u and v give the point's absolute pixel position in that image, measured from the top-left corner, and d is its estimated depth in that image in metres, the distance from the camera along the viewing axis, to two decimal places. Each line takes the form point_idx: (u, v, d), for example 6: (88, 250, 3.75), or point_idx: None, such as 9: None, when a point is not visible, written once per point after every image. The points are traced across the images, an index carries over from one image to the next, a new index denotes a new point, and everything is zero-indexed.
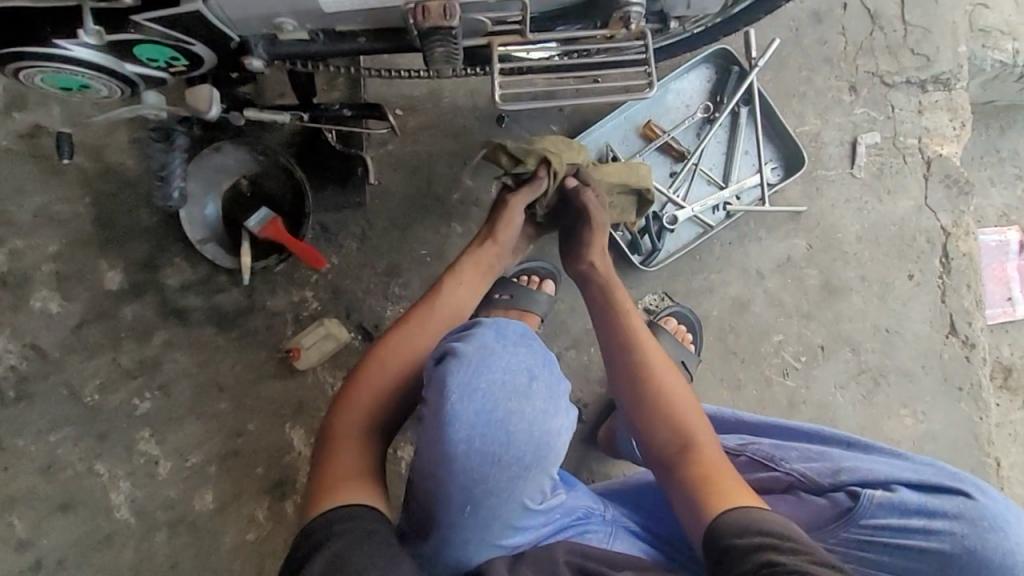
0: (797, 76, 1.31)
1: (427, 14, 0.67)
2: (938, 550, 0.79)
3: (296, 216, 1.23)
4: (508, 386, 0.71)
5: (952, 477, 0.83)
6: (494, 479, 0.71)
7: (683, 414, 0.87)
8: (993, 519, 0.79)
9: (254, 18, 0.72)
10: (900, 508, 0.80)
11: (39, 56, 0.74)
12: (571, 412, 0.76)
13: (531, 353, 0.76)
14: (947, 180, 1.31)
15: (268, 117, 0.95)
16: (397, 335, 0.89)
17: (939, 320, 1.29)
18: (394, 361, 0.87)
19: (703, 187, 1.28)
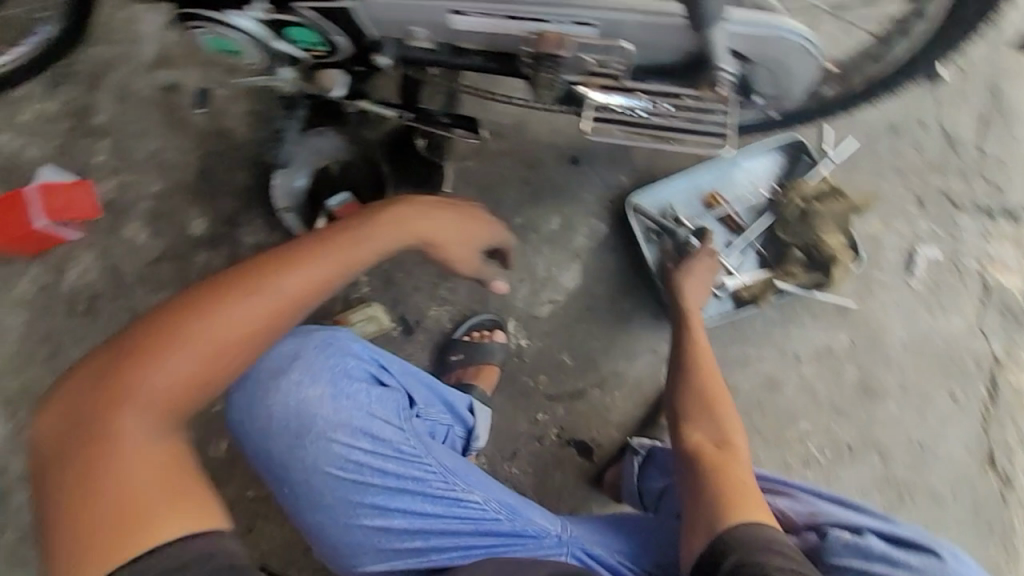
0: (866, 179, 1.34)
1: (543, 41, 0.77)
2: None
3: (371, 206, 1.33)
4: (272, 366, 0.92)
5: (932, 541, 0.84)
6: (278, 447, 0.92)
7: (730, 419, 0.95)
8: None
9: (393, 23, 0.83)
10: (863, 553, 0.81)
11: (205, 18, 0.83)
12: (336, 383, 0.93)
13: (307, 343, 0.94)
14: (1005, 309, 1.30)
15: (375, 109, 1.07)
16: (165, 325, 0.75)
17: (977, 448, 1.25)
18: (207, 358, 0.76)
19: (756, 262, 1.30)
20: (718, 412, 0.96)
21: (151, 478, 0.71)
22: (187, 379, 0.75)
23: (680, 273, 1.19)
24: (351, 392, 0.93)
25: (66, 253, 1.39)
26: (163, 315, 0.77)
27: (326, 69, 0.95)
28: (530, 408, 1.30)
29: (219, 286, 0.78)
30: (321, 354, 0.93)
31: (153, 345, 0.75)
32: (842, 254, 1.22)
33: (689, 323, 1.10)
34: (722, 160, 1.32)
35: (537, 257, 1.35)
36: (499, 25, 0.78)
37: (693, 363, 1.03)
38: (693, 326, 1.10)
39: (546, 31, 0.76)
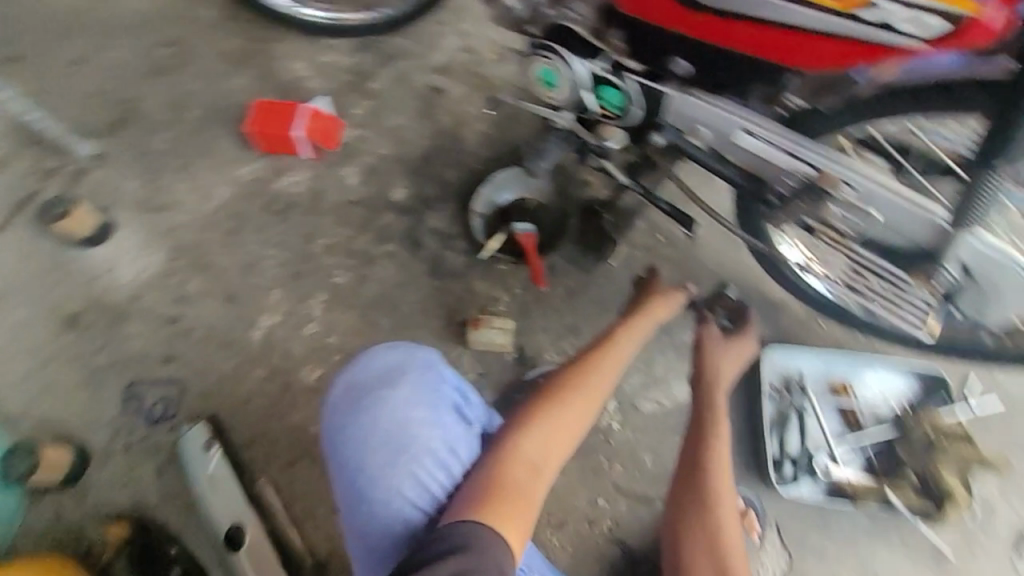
0: (998, 443, 1.33)
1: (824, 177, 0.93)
2: None
3: (544, 247, 1.49)
4: (382, 377, 0.99)
5: None
6: (375, 455, 0.94)
7: (736, 556, 0.95)
8: None
9: (685, 118, 1.03)
10: None
11: (555, 52, 1.04)
12: (433, 409, 0.97)
13: (411, 361, 1.01)
14: None
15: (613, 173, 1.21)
16: (571, 380, 1.00)
17: None
18: (577, 414, 0.96)
19: (863, 464, 1.32)
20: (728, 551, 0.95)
21: (514, 490, 0.85)
22: (563, 432, 0.93)
23: (719, 350, 1.11)
24: (443, 416, 0.97)
25: (289, 163, 1.61)
26: (561, 378, 1.01)
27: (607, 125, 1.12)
28: (594, 488, 1.30)
29: (599, 361, 1.04)
30: (428, 376, 1.00)
31: (554, 399, 0.96)
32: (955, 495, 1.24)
33: (712, 434, 1.03)
34: (864, 358, 1.37)
35: (661, 356, 1.40)
36: (773, 154, 0.97)
37: (709, 502, 0.99)
38: (715, 442, 1.02)
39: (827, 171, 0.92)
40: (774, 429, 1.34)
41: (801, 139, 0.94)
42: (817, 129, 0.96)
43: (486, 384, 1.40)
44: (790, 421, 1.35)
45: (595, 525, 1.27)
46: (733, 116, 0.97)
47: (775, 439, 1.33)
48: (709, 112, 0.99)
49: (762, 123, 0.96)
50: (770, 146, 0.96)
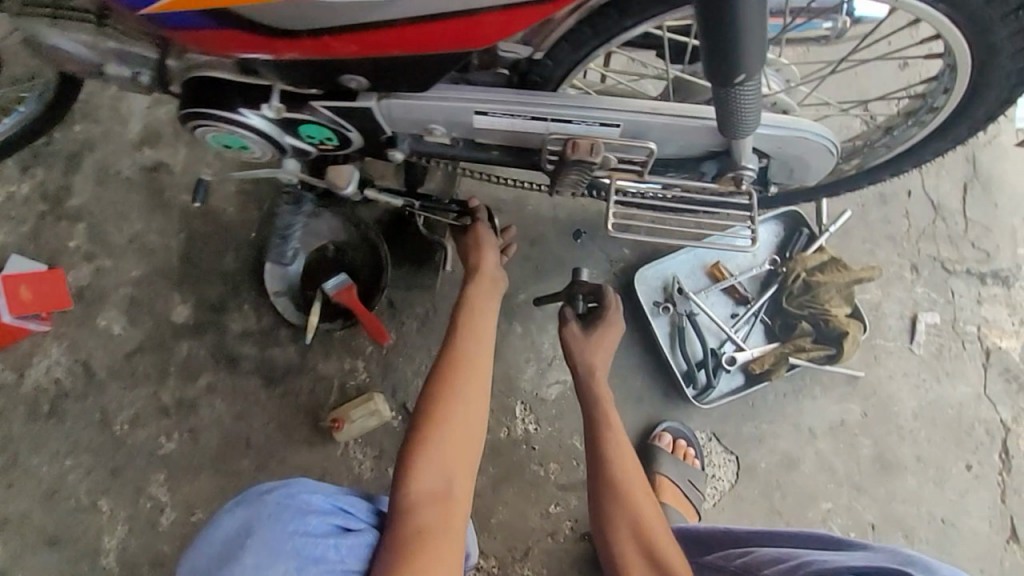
0: (861, 247, 1.37)
1: (576, 149, 0.79)
2: None
3: (369, 290, 1.29)
4: (224, 552, 0.75)
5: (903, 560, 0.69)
6: None
7: (659, 533, 0.94)
8: None
9: (411, 122, 0.82)
10: None
11: (215, 117, 0.82)
12: (306, 555, 0.76)
13: (260, 510, 0.78)
14: (1007, 374, 1.31)
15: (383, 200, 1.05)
16: (446, 386, 0.96)
17: (999, 521, 1.23)
18: (467, 421, 0.94)
19: (764, 333, 1.30)
20: (650, 531, 0.94)
21: (428, 528, 0.84)
22: (458, 447, 0.92)
23: (585, 345, 1.08)
24: (322, 557, 0.78)
25: (30, 348, 1.27)
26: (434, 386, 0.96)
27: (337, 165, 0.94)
28: (541, 501, 1.23)
29: (468, 355, 0.99)
30: (287, 519, 0.78)
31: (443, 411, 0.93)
32: (851, 327, 1.23)
33: (605, 422, 1.02)
34: (722, 233, 1.33)
35: (543, 335, 1.32)
36: (522, 123, 0.80)
37: (620, 486, 0.97)
38: (608, 427, 1.01)
39: (575, 139, 0.78)
40: (675, 346, 1.29)
41: (541, 97, 0.78)
42: (551, 75, 0.81)
43: (388, 462, 1.24)
44: (685, 330, 1.30)
45: (558, 535, 1.21)
46: (458, 103, 0.78)
47: (680, 355, 1.29)
48: (426, 108, 0.79)
49: (493, 98, 0.78)
50: (515, 118, 0.79)
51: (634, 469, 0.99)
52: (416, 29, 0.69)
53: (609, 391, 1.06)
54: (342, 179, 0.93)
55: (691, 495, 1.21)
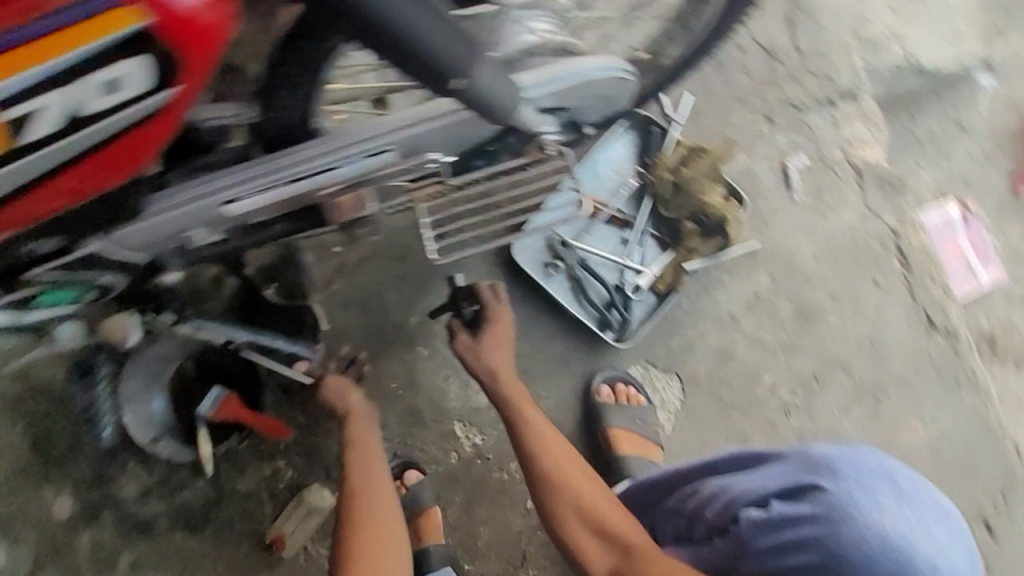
0: (715, 119, 1.31)
1: (342, 209, 0.68)
2: (816, 564, 0.71)
3: (252, 390, 1.14)
4: None
5: (811, 470, 0.77)
6: None
7: (613, 515, 0.87)
8: (843, 506, 0.71)
9: (161, 240, 0.68)
10: (770, 525, 0.75)
11: None
12: None
13: None
14: (881, 183, 1.34)
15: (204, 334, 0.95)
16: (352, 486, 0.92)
17: (917, 319, 1.29)
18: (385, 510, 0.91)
19: (657, 246, 1.26)
20: (603, 517, 0.87)
21: None
22: (384, 540, 0.89)
23: (475, 352, 0.98)
24: None
25: None
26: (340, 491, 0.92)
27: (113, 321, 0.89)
28: (518, 503, 1.20)
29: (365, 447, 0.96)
30: None
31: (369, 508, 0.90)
32: (728, 210, 1.20)
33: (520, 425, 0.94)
34: (580, 167, 1.25)
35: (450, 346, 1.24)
36: (285, 191, 0.66)
37: (552, 482, 0.90)
38: (524, 428, 0.94)
39: (337, 199, 0.66)
40: (581, 298, 1.24)
41: (289, 155, 0.65)
42: (292, 121, 0.68)
43: None
44: (583, 278, 1.24)
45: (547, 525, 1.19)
46: (197, 202, 0.64)
47: (588, 305, 1.24)
48: (168, 224, 0.66)
49: (234, 180, 0.65)
50: (272, 191, 0.65)
51: (568, 461, 0.92)
52: (78, 170, 0.54)
53: (515, 391, 0.97)
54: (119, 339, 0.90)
55: (648, 433, 1.21)
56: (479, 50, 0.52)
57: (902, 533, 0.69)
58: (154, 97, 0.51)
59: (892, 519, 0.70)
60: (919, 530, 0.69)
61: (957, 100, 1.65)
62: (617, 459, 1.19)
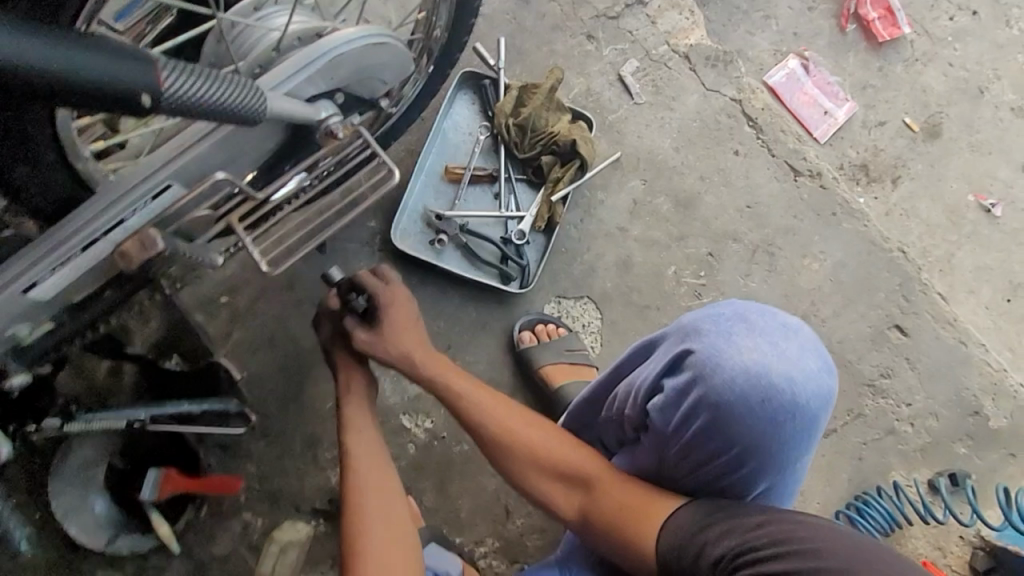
0: (540, 54, 1.36)
1: (129, 255, 0.66)
2: (711, 422, 0.72)
3: (187, 459, 1.14)
4: None
5: (681, 337, 0.76)
6: None
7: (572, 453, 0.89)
8: (712, 359, 0.72)
9: None
10: (669, 406, 0.76)
11: None
12: None
13: None
14: (711, 61, 1.40)
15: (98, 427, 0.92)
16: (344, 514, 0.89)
17: (782, 171, 1.37)
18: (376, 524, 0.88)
19: (529, 188, 1.30)
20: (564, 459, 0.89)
21: None
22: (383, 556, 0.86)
23: (386, 344, 0.97)
24: None
25: None
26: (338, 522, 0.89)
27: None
28: (483, 466, 1.25)
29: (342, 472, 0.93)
30: None
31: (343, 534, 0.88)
32: (575, 132, 1.25)
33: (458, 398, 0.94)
34: (429, 141, 1.28)
35: None
36: (84, 260, 0.66)
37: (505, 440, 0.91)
38: (463, 399, 0.94)
39: (118, 246, 0.65)
40: (474, 261, 1.28)
41: (72, 223, 0.65)
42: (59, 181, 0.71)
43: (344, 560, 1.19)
44: (471, 242, 1.28)
45: None
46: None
47: (483, 265, 1.28)
48: None
49: (24, 264, 0.64)
50: (69, 263, 0.65)
51: (515, 416, 0.92)
52: None
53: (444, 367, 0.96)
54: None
55: (579, 359, 1.26)
56: (147, 55, 0.54)
57: (762, 362, 0.71)
58: None
59: (755, 352, 0.72)
60: (775, 354, 0.72)
61: None
62: (559, 393, 1.24)
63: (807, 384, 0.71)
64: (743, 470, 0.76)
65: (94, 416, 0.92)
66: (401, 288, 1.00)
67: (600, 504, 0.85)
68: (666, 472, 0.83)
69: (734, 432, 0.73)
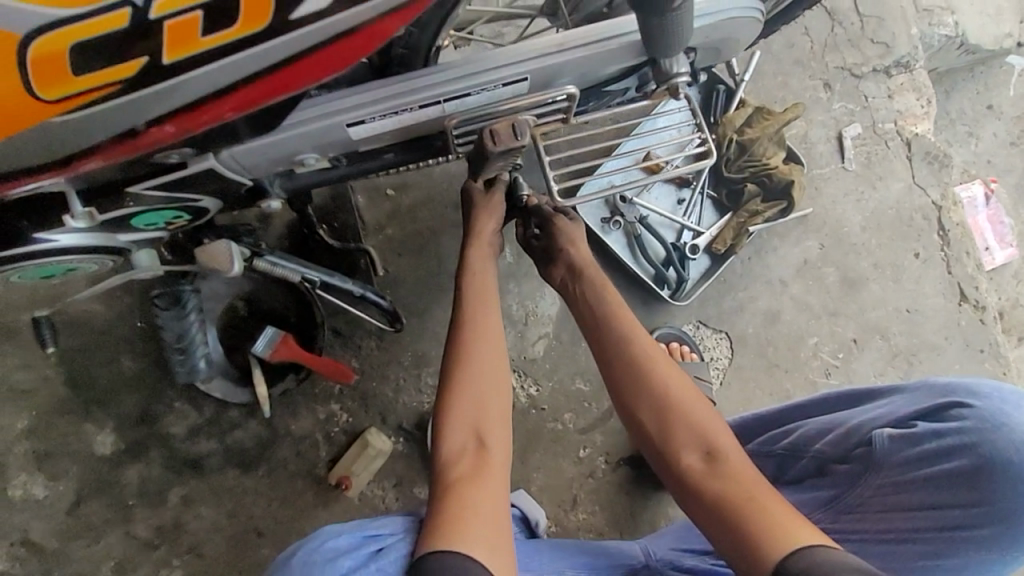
0: (774, 82, 1.32)
1: (497, 137, 0.62)
2: (966, 468, 0.76)
3: (305, 330, 1.11)
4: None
5: (944, 392, 0.82)
6: None
7: (697, 404, 0.90)
8: (994, 417, 0.76)
9: (273, 163, 0.62)
10: (909, 439, 0.80)
11: (14, 259, 0.61)
12: (335, 562, 0.72)
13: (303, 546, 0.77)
14: (928, 157, 1.36)
15: (280, 272, 0.88)
16: (464, 342, 0.91)
17: (950, 290, 1.35)
18: (490, 368, 0.90)
19: (715, 208, 1.27)
20: (690, 408, 0.90)
21: (465, 477, 0.82)
22: (491, 397, 0.88)
23: (562, 238, 1.03)
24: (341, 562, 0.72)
25: None
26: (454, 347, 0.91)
27: (209, 246, 0.74)
28: (569, 450, 1.23)
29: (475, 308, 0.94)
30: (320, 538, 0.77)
31: (456, 368, 0.89)
32: (794, 174, 1.21)
33: (619, 314, 0.98)
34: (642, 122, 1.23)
35: (507, 297, 1.23)
36: (411, 117, 0.62)
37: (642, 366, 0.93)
38: (628, 319, 0.98)
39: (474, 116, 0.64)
40: (637, 254, 1.25)
41: (420, 76, 0.60)
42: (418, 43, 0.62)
43: (409, 487, 1.15)
44: (642, 236, 1.25)
45: (596, 472, 1.22)
46: (321, 122, 0.59)
47: (646, 262, 1.24)
48: (292, 142, 0.60)
49: (361, 100, 0.59)
50: (399, 115, 0.61)
51: (659, 353, 0.95)
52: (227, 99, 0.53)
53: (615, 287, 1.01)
54: (218, 262, 0.74)
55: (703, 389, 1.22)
56: None
57: None
58: (318, 24, 0.50)
59: None
60: None
61: (986, 83, 1.70)
62: None
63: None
64: (959, 531, 0.77)
65: (278, 259, 0.88)
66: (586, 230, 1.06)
67: (722, 483, 0.83)
68: (848, 499, 0.86)
69: (979, 487, 0.75)
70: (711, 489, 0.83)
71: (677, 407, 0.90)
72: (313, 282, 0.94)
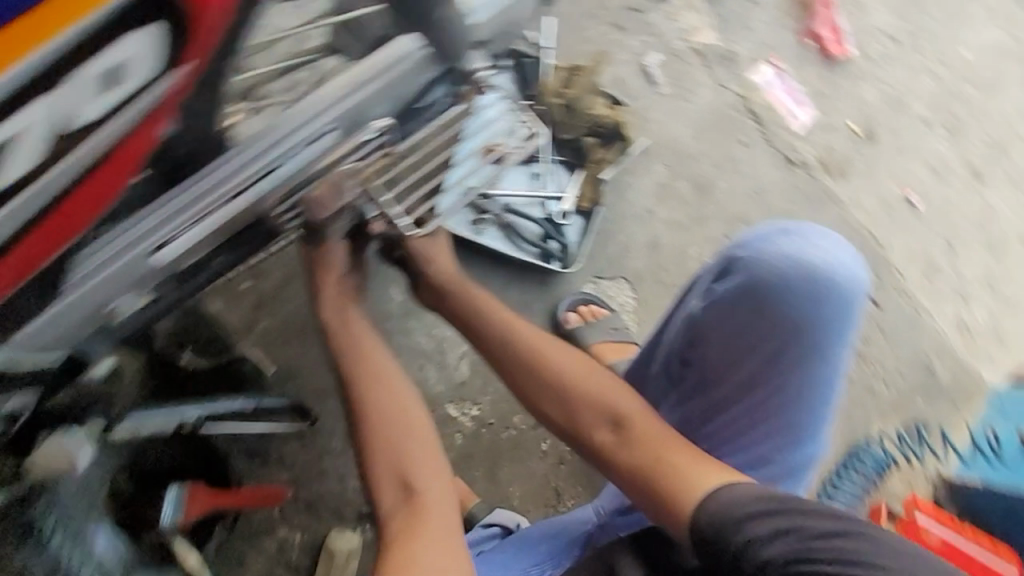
0: (571, 40, 1.39)
1: None
2: (753, 316, 0.69)
3: (211, 468, 0.98)
4: None
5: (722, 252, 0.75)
6: None
7: (600, 373, 0.80)
8: (751, 257, 0.69)
9: (107, 292, 0.67)
10: (709, 314, 0.73)
11: None
12: None
13: None
14: (720, 58, 1.50)
15: (151, 426, 0.82)
16: (359, 389, 0.80)
17: (779, 162, 1.51)
18: (392, 411, 0.79)
19: (568, 170, 1.29)
20: (593, 382, 0.80)
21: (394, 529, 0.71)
22: (404, 440, 0.77)
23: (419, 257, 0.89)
24: None
25: None
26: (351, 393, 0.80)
27: (44, 448, 0.74)
28: (532, 449, 1.21)
29: (359, 352, 0.83)
30: None
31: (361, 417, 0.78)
32: (618, 116, 1.29)
33: (489, 309, 0.86)
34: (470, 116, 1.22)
35: (413, 333, 1.19)
36: (223, 209, 0.69)
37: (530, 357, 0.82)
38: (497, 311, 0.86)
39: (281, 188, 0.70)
40: (517, 241, 1.26)
41: (215, 173, 0.67)
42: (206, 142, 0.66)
43: None
44: (513, 223, 1.26)
45: (565, 457, 1.22)
46: (137, 243, 0.65)
47: (527, 244, 1.26)
48: (108, 283, 0.65)
49: (168, 215, 0.65)
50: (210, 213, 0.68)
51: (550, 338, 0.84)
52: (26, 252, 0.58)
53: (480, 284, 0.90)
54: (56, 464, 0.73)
55: (624, 336, 1.28)
56: None
57: (806, 252, 0.67)
58: (95, 147, 0.56)
59: (795, 245, 0.67)
60: (812, 248, 0.67)
61: None
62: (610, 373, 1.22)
63: (844, 269, 0.66)
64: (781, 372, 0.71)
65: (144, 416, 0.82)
66: (442, 238, 0.91)
67: (633, 453, 0.73)
68: (704, 382, 0.77)
69: (768, 322, 0.68)
70: (625, 461, 0.74)
71: (577, 383, 0.80)
72: (193, 422, 0.87)
